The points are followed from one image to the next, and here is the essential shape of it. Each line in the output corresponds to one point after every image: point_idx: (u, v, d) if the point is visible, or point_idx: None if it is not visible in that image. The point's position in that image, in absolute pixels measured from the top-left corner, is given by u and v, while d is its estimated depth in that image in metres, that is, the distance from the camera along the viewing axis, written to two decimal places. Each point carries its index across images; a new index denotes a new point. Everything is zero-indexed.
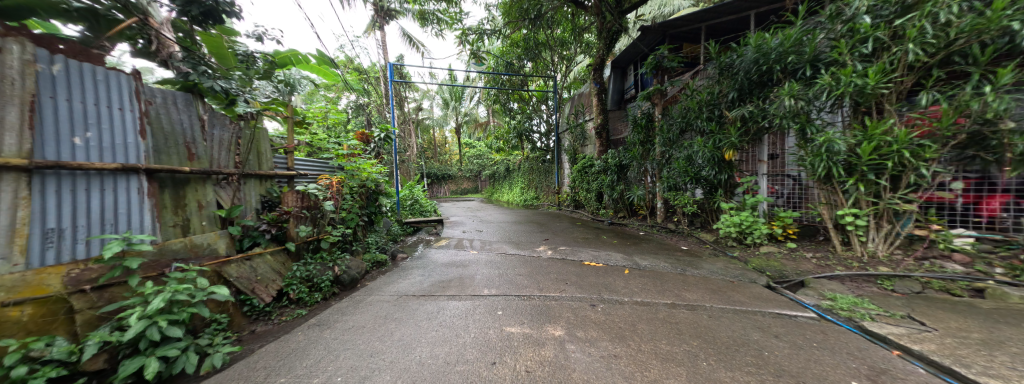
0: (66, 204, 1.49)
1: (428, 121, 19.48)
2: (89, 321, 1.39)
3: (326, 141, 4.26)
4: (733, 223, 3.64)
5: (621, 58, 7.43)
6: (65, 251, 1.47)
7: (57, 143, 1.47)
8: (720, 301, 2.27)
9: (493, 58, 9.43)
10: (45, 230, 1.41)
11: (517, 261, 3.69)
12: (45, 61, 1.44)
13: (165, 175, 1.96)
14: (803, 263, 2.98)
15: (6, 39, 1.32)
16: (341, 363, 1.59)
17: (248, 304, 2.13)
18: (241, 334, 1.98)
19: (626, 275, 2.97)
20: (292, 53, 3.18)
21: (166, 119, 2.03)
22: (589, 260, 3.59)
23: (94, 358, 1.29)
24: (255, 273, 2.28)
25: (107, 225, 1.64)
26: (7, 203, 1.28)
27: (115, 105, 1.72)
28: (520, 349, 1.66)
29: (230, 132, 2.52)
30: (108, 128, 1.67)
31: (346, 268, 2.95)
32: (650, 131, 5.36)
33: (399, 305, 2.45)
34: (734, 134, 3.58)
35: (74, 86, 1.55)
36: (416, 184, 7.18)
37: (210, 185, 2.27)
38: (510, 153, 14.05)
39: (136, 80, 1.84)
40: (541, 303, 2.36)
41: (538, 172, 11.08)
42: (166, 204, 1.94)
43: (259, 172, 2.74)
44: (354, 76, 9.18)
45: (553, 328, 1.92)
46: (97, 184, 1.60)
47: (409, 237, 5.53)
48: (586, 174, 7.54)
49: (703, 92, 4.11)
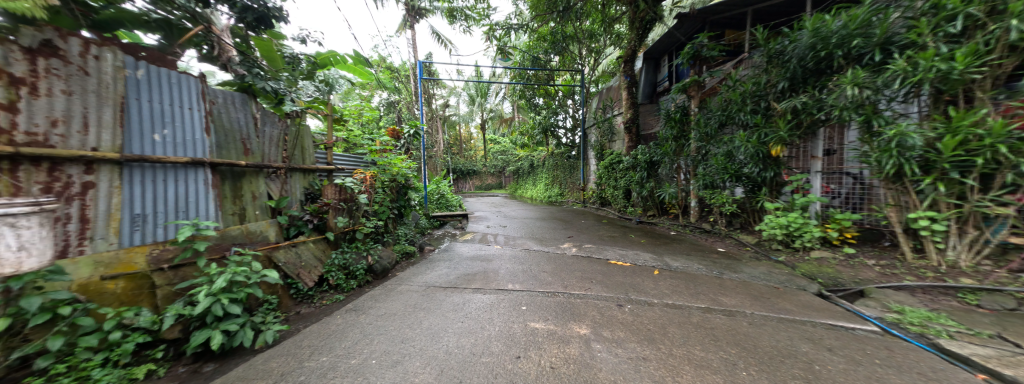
0: (150, 193, 1.72)
1: (455, 118, 19.84)
2: (168, 296, 1.61)
3: (360, 137, 4.53)
4: (779, 225, 3.35)
5: (654, 48, 7.05)
6: (148, 234, 1.70)
7: (141, 139, 1.69)
8: (761, 307, 2.12)
9: (519, 54, 9.38)
10: (134, 215, 1.64)
11: (541, 258, 3.70)
12: (132, 67, 1.66)
13: (226, 169, 2.19)
14: (864, 271, 2.68)
15: (104, 48, 1.54)
16: (375, 347, 1.69)
17: (295, 287, 2.33)
18: (288, 315, 2.17)
19: (656, 276, 2.86)
20: (332, 54, 3.48)
21: (227, 117, 2.25)
22: (615, 259, 3.50)
23: (172, 329, 1.49)
24: (300, 259, 2.49)
25: (180, 212, 1.86)
26: (104, 191, 1.52)
27: (185, 105, 1.94)
28: (545, 345, 1.66)
29: (279, 129, 2.75)
30: (180, 126, 1.89)
31: (378, 258, 3.12)
32: (685, 125, 5.04)
33: (427, 296, 2.54)
34: (783, 128, 3.28)
35: (154, 88, 1.77)
36: (442, 179, 7.40)
37: (263, 178, 2.50)
38: (535, 148, 13.96)
39: (202, 82, 2.05)
40: (565, 301, 2.34)
41: (563, 169, 10.90)
42: (226, 194, 2.17)
43: (303, 167, 2.96)
44: (386, 75, 9.55)
45: (578, 325, 1.90)
46: (172, 175, 1.82)
47: (436, 230, 5.70)
48: (613, 171, 7.29)
49: (748, 82, 3.80)
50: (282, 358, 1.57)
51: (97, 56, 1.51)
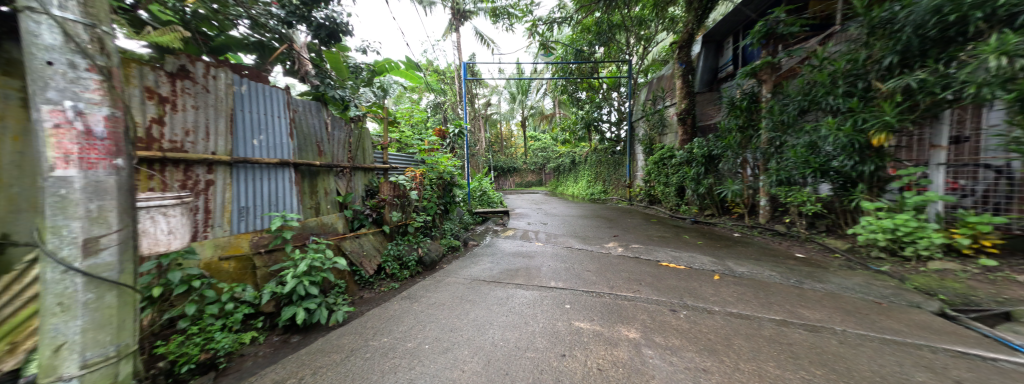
0: (252, 189, 2.05)
1: (496, 116, 20.20)
2: (265, 276, 1.92)
3: (411, 138, 4.86)
4: (881, 229, 2.81)
5: (715, 30, 6.36)
6: (251, 224, 2.04)
7: (244, 144, 2.02)
8: (855, 324, 1.80)
9: (562, 48, 9.19)
10: (241, 207, 1.98)
11: (584, 256, 3.60)
12: (237, 84, 1.99)
13: (305, 168, 2.51)
14: (1009, 289, 2.11)
15: (218, 69, 1.87)
16: (427, 333, 1.81)
17: (358, 274, 2.60)
18: (354, 298, 2.43)
19: (716, 281, 2.60)
20: (387, 62, 3.78)
21: (306, 123, 2.58)
22: (667, 261, 3.26)
23: (268, 303, 1.78)
24: (362, 249, 2.77)
25: (272, 205, 2.19)
26: (220, 187, 1.85)
27: (275, 114, 2.26)
28: (591, 346, 1.62)
29: (346, 133, 3.07)
30: (271, 131, 2.22)
31: (427, 250, 3.32)
32: (754, 114, 4.47)
33: (472, 288, 2.64)
34: (889, 112, 2.71)
35: (253, 101, 2.10)
36: (484, 177, 7.60)
37: (333, 177, 2.82)
38: (577, 144, 13.59)
39: (287, 93, 2.38)
40: (612, 302, 2.25)
41: (607, 165, 10.46)
42: (305, 190, 2.50)
43: (364, 166, 3.27)
44: (433, 77, 10.07)
45: (626, 328, 1.81)
46: (266, 174, 2.15)
47: (478, 226, 5.88)
48: (663, 167, 6.78)
49: (840, 60, 3.22)
50: (350, 336, 1.78)
51: (214, 76, 1.84)
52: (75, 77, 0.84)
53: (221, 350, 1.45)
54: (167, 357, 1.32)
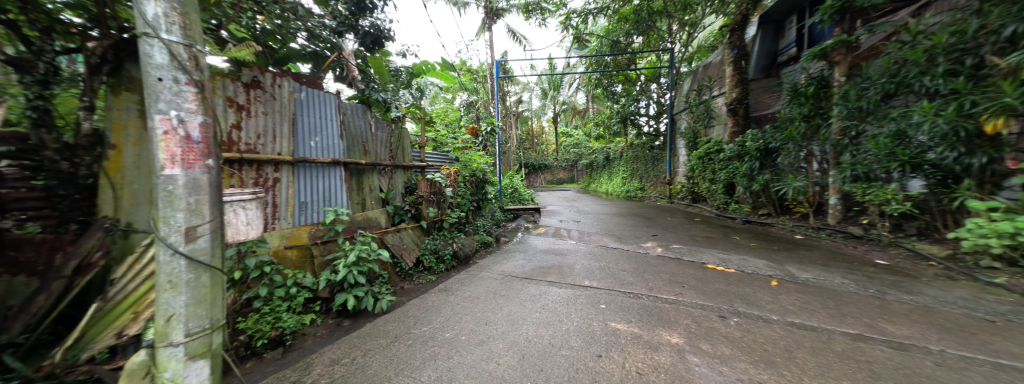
0: (309, 186, 2.27)
1: (527, 113, 20.13)
2: (321, 264, 2.12)
3: (446, 137, 5.02)
4: (995, 233, 2.33)
5: (774, 9, 5.72)
6: (309, 217, 2.26)
7: (303, 145, 2.24)
8: (958, 345, 1.52)
9: (597, 39, 8.86)
10: (301, 202, 2.20)
11: (620, 256, 3.47)
12: (297, 91, 2.21)
13: (353, 167, 2.71)
14: None
15: (282, 79, 2.09)
16: (464, 325, 1.87)
17: (399, 266, 2.76)
18: (396, 288, 2.60)
19: (773, 288, 2.36)
20: (424, 64, 3.94)
21: (354, 125, 2.78)
22: (714, 264, 3.02)
23: (324, 289, 1.97)
24: (403, 242, 2.93)
25: (326, 200, 2.41)
26: (284, 184, 2.08)
27: (328, 117, 2.47)
28: (629, 348, 1.56)
29: (388, 133, 3.26)
30: (325, 133, 2.43)
31: (461, 246, 3.42)
32: (822, 101, 3.94)
33: (505, 284, 2.68)
34: (1009, 91, 2.23)
35: (310, 106, 2.31)
36: (516, 174, 7.63)
37: (376, 174, 3.02)
38: (612, 140, 13.09)
39: (338, 97, 2.58)
40: (651, 304, 2.14)
41: (644, 161, 9.94)
42: (353, 187, 2.70)
43: (403, 164, 3.45)
44: (467, 77, 10.28)
45: (668, 333, 1.71)
46: (321, 172, 2.36)
47: (510, 222, 5.93)
48: (709, 162, 6.28)
49: (941, 32, 2.71)
50: (394, 323, 1.90)
51: (279, 85, 2.06)
52: (177, 90, 0.99)
53: (286, 329, 1.64)
54: (246, 331, 1.53)
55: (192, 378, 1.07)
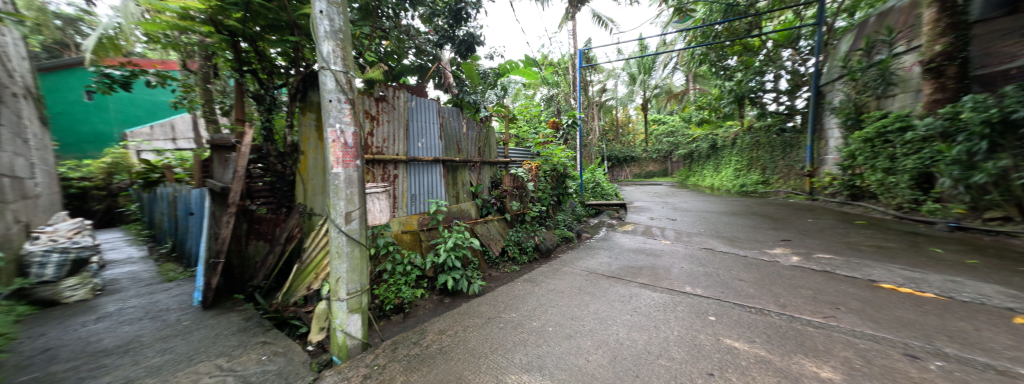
0: (418, 180, 2.67)
1: (611, 102, 18.71)
2: (427, 247, 2.48)
3: (528, 133, 5.11)
4: None
5: None
6: (417, 207, 2.66)
7: (413, 146, 2.64)
8: None
9: (704, 6, 7.45)
10: (412, 195, 2.61)
11: (734, 262, 2.90)
12: (409, 100, 2.60)
13: (449, 163, 3.06)
14: None
15: (398, 91, 2.49)
16: (550, 317, 1.90)
17: (487, 254, 2.98)
18: (485, 274, 2.82)
19: (1014, 327, 1.58)
20: (508, 62, 4.10)
21: (450, 126, 3.11)
22: (887, 283, 2.23)
23: (430, 269, 2.30)
24: (490, 233, 3.16)
25: (430, 193, 2.79)
26: (400, 180, 2.50)
27: (431, 120, 2.83)
28: (753, 373, 1.29)
29: (477, 132, 3.53)
30: (428, 136, 2.80)
31: (543, 239, 3.48)
32: None
33: (591, 281, 2.59)
34: None
35: (418, 112, 2.69)
36: (598, 168, 7.24)
37: (467, 170, 3.32)
38: (721, 124, 10.96)
39: (438, 103, 2.92)
40: (783, 325, 1.72)
41: (777, 150, 8.00)
42: (449, 182, 3.04)
43: (490, 160, 3.69)
44: (547, 71, 10.14)
45: (812, 363, 1.35)
46: (426, 169, 2.75)
47: (592, 218, 5.67)
48: (881, 145, 4.61)
49: None
50: (486, 306, 2.08)
51: (396, 97, 2.47)
52: (340, 108, 1.30)
53: (405, 299, 2.00)
54: (379, 297, 1.93)
55: (352, 326, 1.41)
